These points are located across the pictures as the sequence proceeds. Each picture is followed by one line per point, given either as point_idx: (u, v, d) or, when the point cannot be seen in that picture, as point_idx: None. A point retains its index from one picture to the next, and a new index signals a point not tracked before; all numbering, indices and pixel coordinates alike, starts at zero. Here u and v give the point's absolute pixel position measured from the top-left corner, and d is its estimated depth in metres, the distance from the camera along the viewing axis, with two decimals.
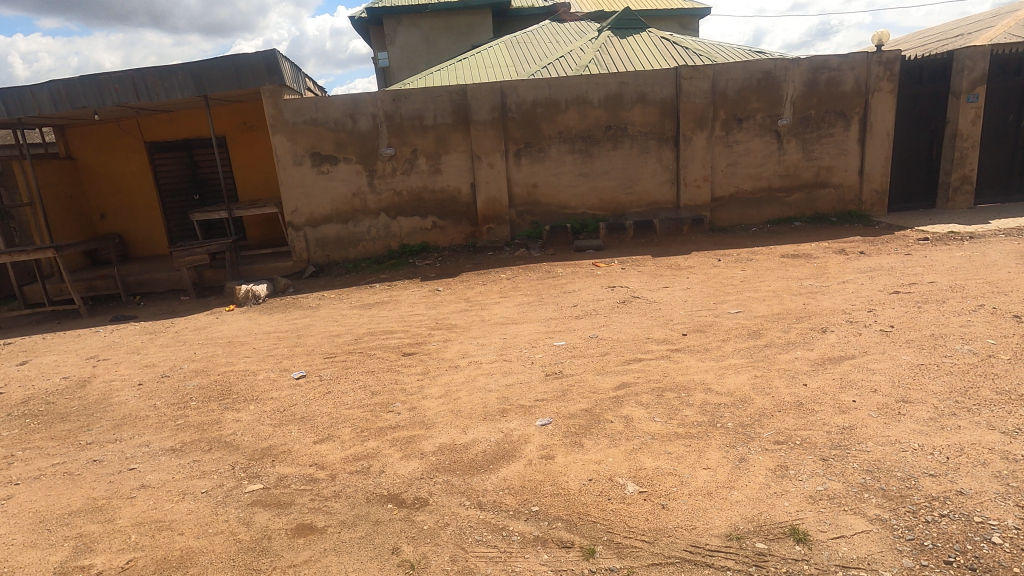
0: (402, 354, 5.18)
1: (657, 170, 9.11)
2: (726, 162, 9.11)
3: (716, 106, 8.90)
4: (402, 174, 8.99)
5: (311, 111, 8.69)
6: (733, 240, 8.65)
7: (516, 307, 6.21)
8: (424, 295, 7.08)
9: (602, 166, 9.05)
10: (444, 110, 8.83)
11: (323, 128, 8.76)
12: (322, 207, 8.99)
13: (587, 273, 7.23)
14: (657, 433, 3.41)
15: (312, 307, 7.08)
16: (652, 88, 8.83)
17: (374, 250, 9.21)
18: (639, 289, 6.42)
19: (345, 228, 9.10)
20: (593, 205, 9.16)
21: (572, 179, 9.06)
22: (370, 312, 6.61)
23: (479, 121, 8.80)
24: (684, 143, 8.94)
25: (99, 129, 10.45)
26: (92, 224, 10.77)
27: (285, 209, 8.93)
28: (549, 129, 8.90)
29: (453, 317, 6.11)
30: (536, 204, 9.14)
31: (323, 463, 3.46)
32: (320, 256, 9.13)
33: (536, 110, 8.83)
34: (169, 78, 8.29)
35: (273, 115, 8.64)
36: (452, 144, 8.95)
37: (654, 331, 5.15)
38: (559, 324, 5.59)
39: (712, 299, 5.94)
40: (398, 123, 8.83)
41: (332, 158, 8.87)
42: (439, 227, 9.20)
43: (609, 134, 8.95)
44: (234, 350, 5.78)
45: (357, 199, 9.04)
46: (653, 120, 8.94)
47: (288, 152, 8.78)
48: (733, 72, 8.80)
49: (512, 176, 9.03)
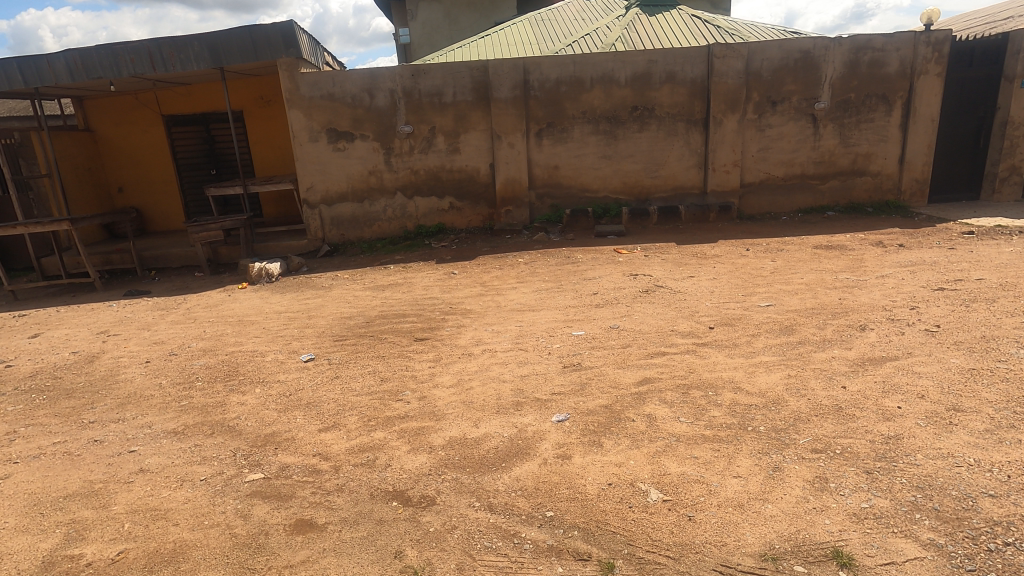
0: (413, 339, 5.00)
1: (684, 154, 8.73)
2: (758, 147, 8.68)
3: (749, 87, 8.46)
4: (420, 153, 8.75)
5: (328, 85, 8.47)
6: (763, 229, 8.27)
7: (533, 294, 5.97)
8: (439, 279, 6.87)
9: (627, 149, 8.70)
10: (464, 87, 8.53)
11: (340, 104, 8.54)
12: (337, 184, 8.81)
13: (608, 260, 6.94)
14: (683, 435, 3.17)
15: (325, 288, 6.92)
16: (682, 67, 8.42)
17: (389, 230, 9.03)
18: (662, 278, 6.13)
19: (361, 207, 8.92)
20: (615, 190, 8.83)
21: (595, 161, 8.74)
22: (382, 294, 6.43)
23: (500, 99, 8.48)
24: (713, 126, 8.54)
25: (117, 102, 10.37)
26: (109, 197, 10.73)
27: (301, 186, 8.78)
28: (573, 109, 8.56)
29: (467, 302, 5.90)
30: (557, 186, 8.83)
31: (328, 453, 3.30)
32: (335, 235, 8.98)
33: (560, 88, 8.48)
34: (185, 49, 8.12)
35: (289, 90, 8.44)
36: (472, 122, 8.66)
37: (678, 323, 4.88)
38: (578, 313, 5.34)
39: (740, 291, 5.63)
40: (416, 100, 8.56)
41: (348, 135, 8.66)
42: (456, 208, 8.96)
43: (635, 115, 8.58)
44: (244, 329, 5.65)
45: (374, 177, 8.83)
46: (682, 102, 8.54)
47: (304, 128, 8.59)
48: (769, 51, 8.33)
49: (533, 157, 8.73)
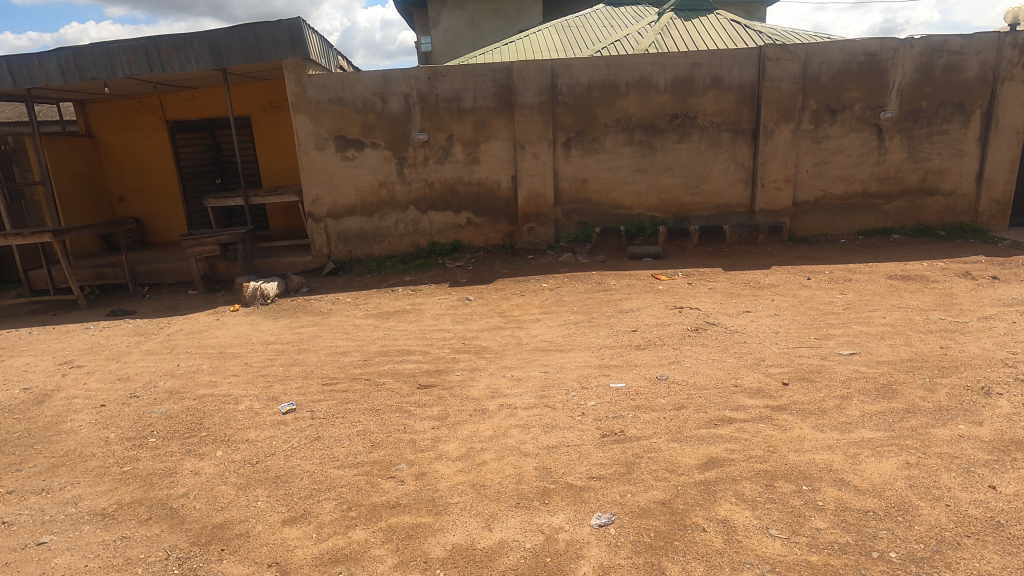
0: (416, 386, 4.14)
1: (730, 168, 7.81)
2: (814, 161, 7.72)
3: (805, 93, 7.51)
4: (435, 163, 7.97)
5: (337, 89, 7.75)
6: (821, 254, 7.28)
7: (561, 330, 5.09)
8: (451, 306, 6.03)
9: (665, 161, 7.80)
10: (484, 92, 7.74)
11: (349, 109, 7.82)
12: (345, 197, 8.08)
13: (646, 288, 6.04)
14: (779, 562, 2.25)
15: (324, 313, 6.13)
16: (729, 71, 7.52)
17: (400, 247, 8.24)
18: (714, 313, 5.19)
19: (370, 221, 8.16)
20: (651, 206, 7.94)
21: (628, 175, 7.86)
22: (385, 324, 5.60)
23: (525, 104, 7.67)
24: (763, 137, 7.61)
25: (120, 106, 9.83)
26: (110, 207, 10.17)
27: (306, 198, 8.06)
28: (605, 116, 7.71)
29: (482, 338, 5.05)
30: (585, 202, 7.97)
31: (287, 564, 2.44)
32: (342, 251, 8.23)
33: (591, 93, 7.64)
34: (184, 48, 7.49)
35: (295, 93, 7.76)
36: (493, 130, 7.85)
37: (742, 376, 3.94)
38: (615, 356, 4.43)
39: (811, 332, 4.67)
40: (432, 105, 7.79)
41: (358, 143, 7.93)
42: (474, 224, 8.14)
43: (675, 124, 7.70)
44: (223, 364, 4.86)
45: (385, 190, 8.07)
46: (728, 109, 7.64)
47: (311, 134, 7.89)
48: (830, 53, 7.39)
49: (560, 168, 7.88)
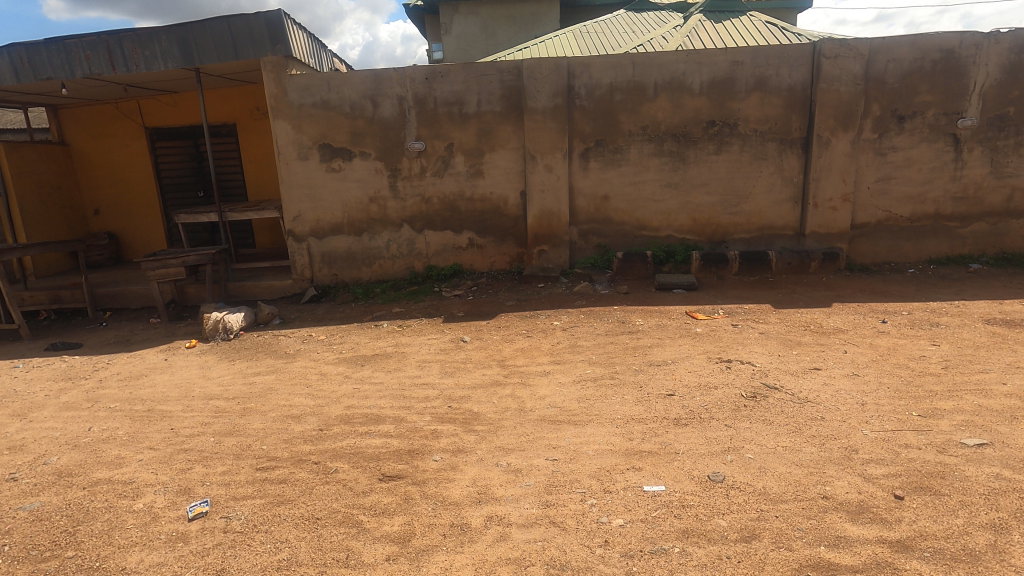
0: (378, 478, 3.05)
1: (775, 184, 6.68)
2: (877, 176, 6.56)
3: (868, 97, 6.37)
4: (433, 176, 6.95)
5: (322, 90, 6.78)
6: (888, 286, 6.09)
7: (575, 390, 3.98)
8: (442, 350, 4.97)
9: (700, 175, 6.70)
10: (490, 94, 6.71)
11: (336, 114, 6.84)
12: (331, 213, 7.10)
13: (680, 331, 4.92)
14: None
15: (289, 356, 5.10)
16: (776, 71, 6.41)
17: (393, 271, 7.22)
18: (772, 371, 4.04)
19: (359, 241, 7.16)
20: (682, 228, 6.84)
21: (656, 191, 6.76)
22: (358, 374, 4.54)
23: (536, 109, 6.62)
24: (817, 148, 6.46)
25: (96, 111, 9.01)
26: (84, 220, 9.34)
27: (287, 214, 7.11)
28: (630, 123, 6.63)
29: (473, 399, 3.96)
30: (605, 221, 6.88)
31: None
32: (327, 275, 7.25)
33: (613, 96, 6.58)
34: (150, 44, 6.60)
35: (275, 96, 6.81)
36: (499, 138, 6.81)
37: (831, 479, 2.79)
38: (648, 436, 3.31)
39: (911, 404, 3.50)
40: (430, 109, 6.78)
41: (345, 152, 6.95)
42: (477, 246, 7.09)
43: (712, 133, 6.60)
44: (144, 429, 3.82)
45: (375, 205, 7.07)
46: (775, 115, 6.52)
47: (292, 142, 6.93)
48: (898, 50, 6.25)
49: (577, 182, 6.80)
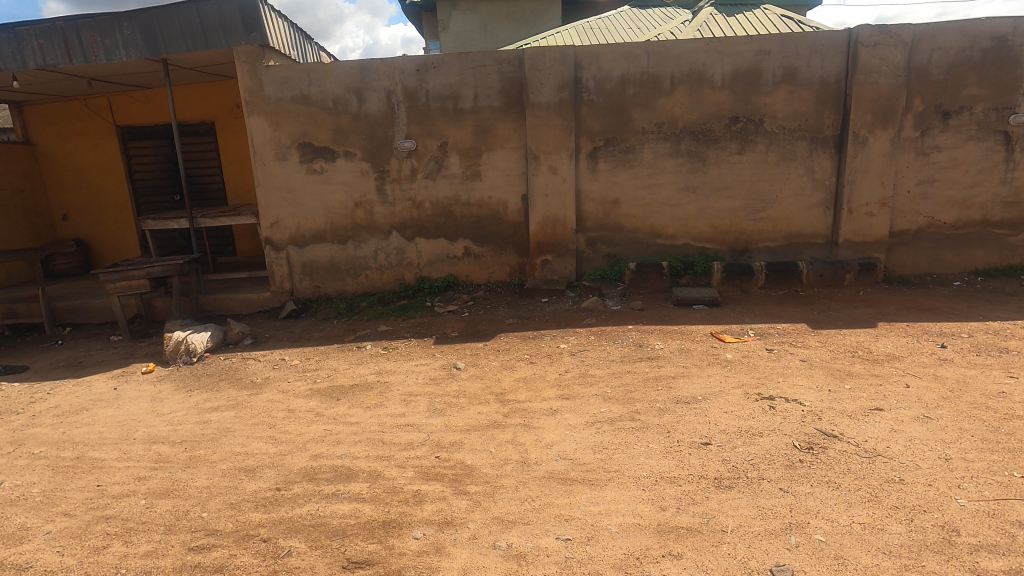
0: (342, 566, 2.37)
1: (804, 188, 6.03)
2: (918, 179, 5.90)
3: (910, 90, 5.71)
4: (425, 178, 6.28)
5: (301, 83, 6.11)
6: (936, 302, 5.42)
7: (590, 436, 3.30)
8: (431, 379, 4.29)
9: (720, 178, 6.06)
10: (488, 87, 6.04)
11: (317, 109, 6.17)
12: (312, 219, 6.43)
13: (707, 358, 4.24)
14: None
15: (255, 385, 4.41)
16: (807, 61, 5.75)
17: (381, 283, 6.56)
18: (826, 413, 3.37)
19: (343, 250, 6.50)
20: (701, 235, 6.19)
21: (672, 195, 6.11)
22: (331, 411, 3.86)
23: (539, 103, 5.95)
24: (852, 147, 5.81)
25: (64, 107, 8.34)
26: (51, 225, 8.67)
27: (264, 220, 6.44)
28: (644, 119, 5.97)
29: (466, 448, 3.28)
30: (616, 228, 6.22)
31: None
32: (308, 287, 6.58)
33: (625, 89, 5.91)
34: (110, 31, 5.93)
35: (250, 89, 6.14)
36: (498, 137, 6.14)
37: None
38: (684, 505, 2.63)
39: (1008, 460, 2.83)
40: (422, 104, 6.12)
41: (328, 152, 6.28)
42: (473, 255, 6.42)
43: (735, 131, 5.94)
44: (64, 485, 3.13)
45: (361, 211, 6.40)
46: (805, 111, 5.86)
47: (270, 141, 6.27)
48: (944, 37, 5.59)
49: (584, 185, 6.14)
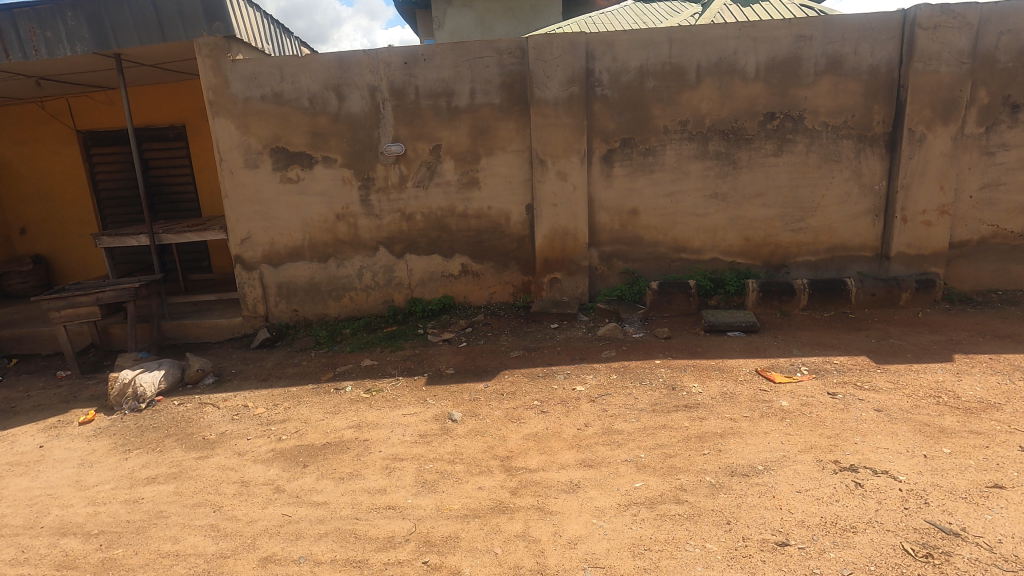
0: None
1: (850, 194, 5.28)
2: (982, 182, 5.14)
3: (974, 80, 4.94)
4: (415, 187, 5.51)
5: (273, 79, 5.34)
6: (1012, 325, 4.65)
7: (625, 529, 2.52)
8: (422, 435, 3.52)
9: (754, 183, 5.31)
10: (486, 82, 5.26)
11: (291, 108, 5.39)
12: (288, 234, 5.66)
13: (759, 407, 3.48)
14: None
15: (208, 443, 3.63)
16: (854, 48, 4.99)
17: (368, 306, 5.78)
18: (932, 492, 2.58)
19: (324, 269, 5.73)
20: (731, 249, 5.44)
21: (699, 203, 5.35)
22: (294, 485, 3.07)
23: (546, 99, 5.18)
24: (907, 146, 5.04)
25: (20, 111, 7.57)
26: (8, 241, 7.90)
27: (233, 236, 5.67)
28: (666, 117, 5.20)
29: (464, 547, 2.50)
30: (634, 242, 5.46)
31: None
32: (285, 311, 5.82)
33: (645, 83, 5.14)
34: (52, 21, 5.16)
35: (214, 87, 5.36)
36: (499, 138, 5.37)
37: None
38: None
39: None
40: (411, 103, 5.34)
41: (305, 158, 5.50)
42: (472, 273, 5.65)
43: (770, 129, 5.19)
44: None
45: (343, 224, 5.63)
46: (852, 106, 5.10)
47: (238, 146, 5.49)
48: (1015, 17, 4.82)
49: (598, 193, 5.36)
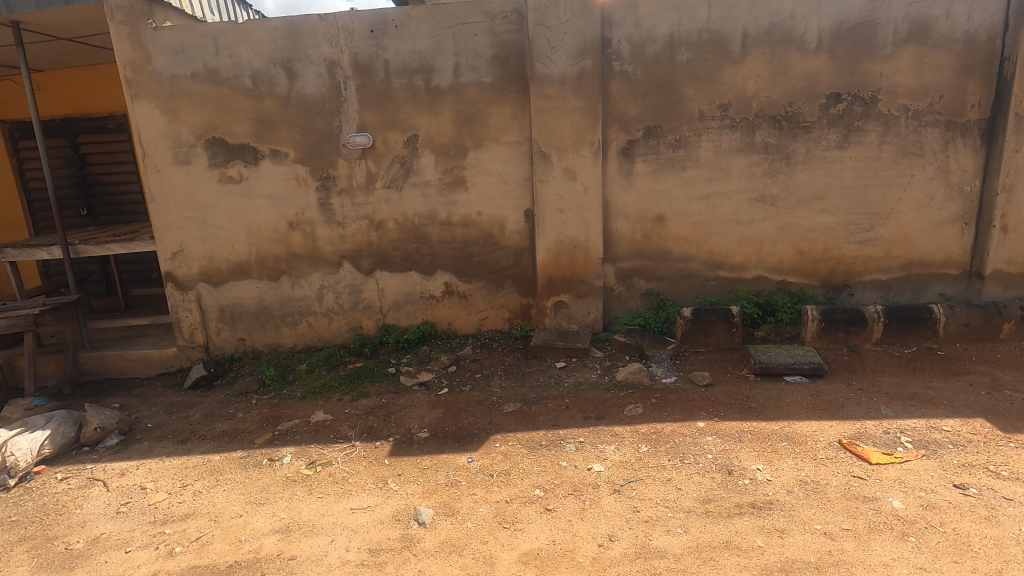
0: None
1: (934, 197, 4.18)
2: None
3: None
4: (387, 188, 4.41)
5: (205, 52, 4.24)
6: None
7: None
8: (374, 549, 2.44)
9: (811, 183, 4.22)
10: (474, 55, 4.16)
11: (228, 89, 4.29)
12: (230, 246, 4.57)
13: (863, 512, 2.39)
14: None
15: (69, 557, 2.54)
16: (945, 9, 3.89)
17: (330, 334, 4.70)
18: None
19: (275, 289, 4.64)
20: (781, 265, 4.35)
21: (741, 208, 4.27)
22: None
23: (550, 77, 4.08)
24: (1012, 136, 3.97)
25: None
26: None
27: (162, 248, 4.57)
28: (702, 100, 4.11)
29: None
30: (659, 256, 4.37)
31: None
32: (229, 340, 4.74)
33: (676, 56, 4.04)
34: None
35: (133, 63, 4.25)
36: (490, 127, 4.27)
37: None
38: None
39: None
40: (379, 82, 4.24)
41: (247, 151, 4.40)
42: (458, 294, 4.56)
43: (834, 114, 4.09)
44: None
45: (298, 234, 4.53)
46: (940, 84, 4.01)
47: (164, 137, 4.39)
48: None
49: (615, 196, 4.27)
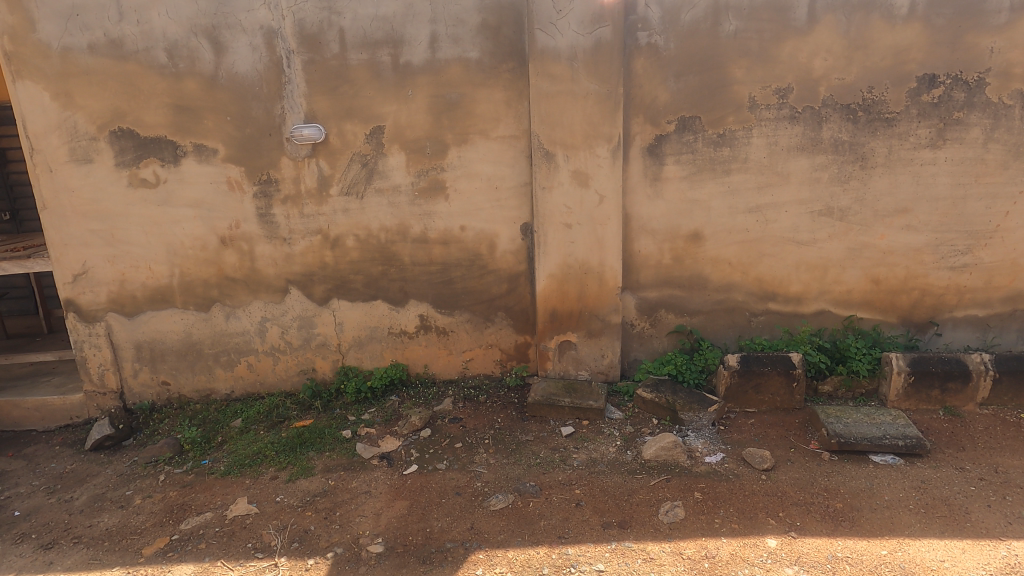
0: None
1: None
2: None
3: None
4: (344, 194, 3.44)
5: (106, 17, 3.25)
6: None
7: None
8: None
9: (894, 191, 3.24)
10: (456, 22, 3.17)
11: (137, 65, 3.30)
12: (146, 267, 3.59)
13: None
14: None
15: None
16: None
17: (277, 378, 3.73)
18: None
19: (206, 321, 3.67)
20: (849, 297, 3.39)
21: (801, 224, 3.30)
22: None
23: (555, 50, 3.09)
24: None
25: None
26: None
27: (60, 270, 3.59)
28: (755, 82, 3.13)
29: None
30: (693, 285, 3.40)
31: None
32: (150, 384, 3.76)
33: (721, 23, 3.07)
34: None
35: (10, 30, 3.25)
36: (477, 117, 3.29)
37: None
38: None
39: None
40: (332, 57, 3.25)
41: (164, 146, 3.41)
42: (435, 330, 3.59)
43: (928, 102, 3.12)
44: None
45: (232, 252, 3.55)
46: None
47: (57, 127, 3.40)
48: None
49: (637, 207, 3.30)
